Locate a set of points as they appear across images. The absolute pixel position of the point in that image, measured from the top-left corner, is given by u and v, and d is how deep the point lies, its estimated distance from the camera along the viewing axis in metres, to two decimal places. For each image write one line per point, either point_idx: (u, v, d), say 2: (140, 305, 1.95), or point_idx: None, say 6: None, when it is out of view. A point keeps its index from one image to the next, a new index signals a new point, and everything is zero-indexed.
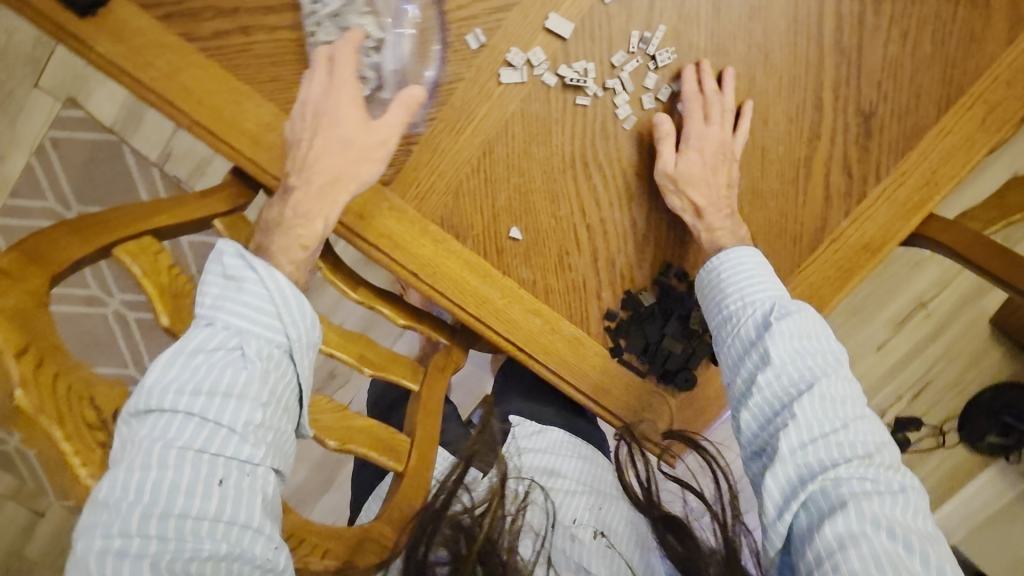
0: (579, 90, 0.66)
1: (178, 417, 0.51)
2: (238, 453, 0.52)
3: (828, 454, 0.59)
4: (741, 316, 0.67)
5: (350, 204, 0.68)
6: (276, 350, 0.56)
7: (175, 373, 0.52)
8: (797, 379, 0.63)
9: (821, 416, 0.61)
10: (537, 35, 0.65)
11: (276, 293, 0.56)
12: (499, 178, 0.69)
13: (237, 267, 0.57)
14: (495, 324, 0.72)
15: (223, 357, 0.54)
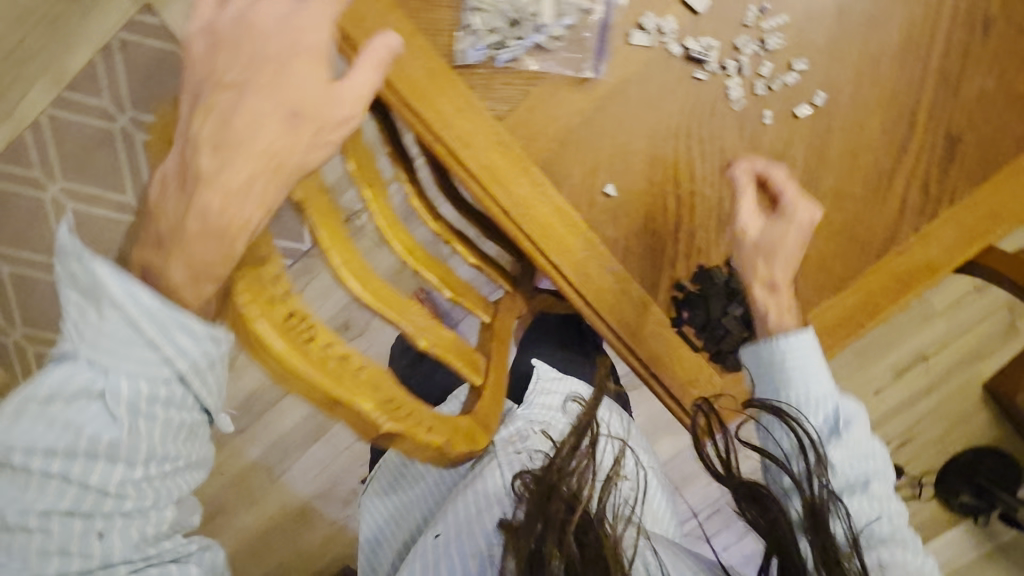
0: (699, 63, 0.69)
1: (37, 478, 0.48)
2: (119, 506, 0.50)
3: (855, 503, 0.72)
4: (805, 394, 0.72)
5: (460, 130, 0.71)
6: (158, 387, 0.50)
7: (31, 428, 0.48)
8: (846, 464, 0.72)
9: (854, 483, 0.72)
10: (672, 6, 0.68)
11: (142, 320, 0.47)
12: (606, 134, 0.72)
13: (119, 291, 0.46)
14: (570, 273, 0.76)
15: (83, 407, 0.49)
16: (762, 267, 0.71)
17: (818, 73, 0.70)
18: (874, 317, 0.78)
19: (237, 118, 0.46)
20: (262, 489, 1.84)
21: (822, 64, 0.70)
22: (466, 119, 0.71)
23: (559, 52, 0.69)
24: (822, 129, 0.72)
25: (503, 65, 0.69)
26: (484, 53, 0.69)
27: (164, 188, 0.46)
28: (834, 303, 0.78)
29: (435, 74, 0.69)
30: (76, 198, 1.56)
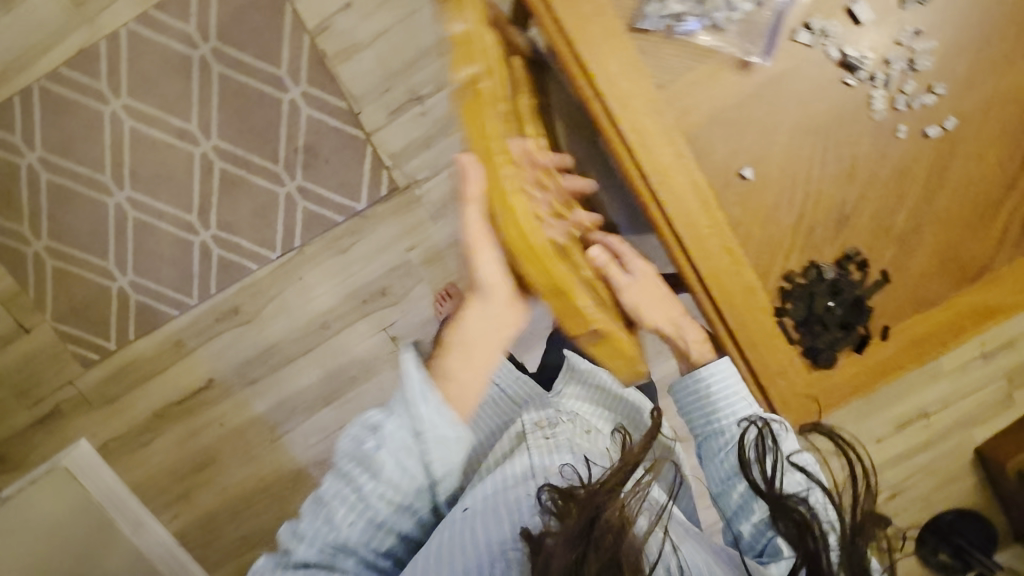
0: (852, 70, 0.74)
1: (340, 480, 0.65)
2: (374, 521, 0.65)
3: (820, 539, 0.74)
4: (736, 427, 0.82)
5: (621, 91, 0.74)
6: (411, 440, 0.65)
7: (350, 439, 0.66)
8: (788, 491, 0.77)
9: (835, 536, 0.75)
10: (838, 12, 0.74)
11: (422, 391, 0.64)
12: (753, 121, 0.76)
13: (418, 377, 0.64)
14: (691, 246, 0.80)
15: (372, 438, 0.65)
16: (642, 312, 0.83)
17: (953, 101, 0.76)
18: (957, 337, 0.84)
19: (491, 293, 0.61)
20: (261, 445, 1.82)
21: (958, 93, 0.76)
22: (630, 81, 0.74)
23: (731, 32, 0.73)
24: (945, 153, 0.78)
25: (678, 35, 0.73)
26: (660, 23, 0.73)
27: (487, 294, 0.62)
28: (925, 318, 0.84)
29: (611, 33, 0.73)
30: (137, 116, 1.54)
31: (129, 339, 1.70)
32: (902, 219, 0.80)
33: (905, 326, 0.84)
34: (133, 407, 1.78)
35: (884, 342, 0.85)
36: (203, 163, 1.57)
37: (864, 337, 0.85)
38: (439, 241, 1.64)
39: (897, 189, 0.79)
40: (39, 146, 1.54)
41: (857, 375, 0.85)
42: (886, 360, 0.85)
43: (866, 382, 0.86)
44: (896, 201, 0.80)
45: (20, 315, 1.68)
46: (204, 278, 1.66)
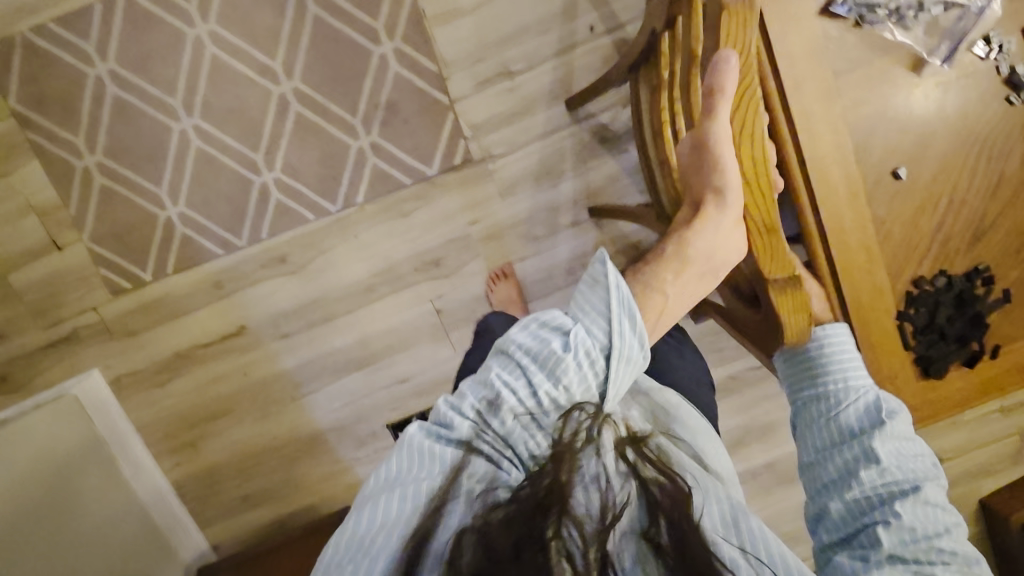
0: (1017, 89, 0.78)
1: (505, 369, 0.64)
2: (535, 417, 0.64)
3: (926, 545, 0.62)
4: (846, 396, 0.74)
5: (799, 71, 0.75)
6: (596, 348, 0.63)
7: (526, 331, 0.65)
8: (895, 479, 0.66)
9: (949, 547, 0.63)
10: (1014, 32, 0.77)
11: (619, 299, 0.63)
12: (915, 121, 0.78)
13: (617, 282, 0.64)
14: (830, 239, 0.81)
15: (551, 334, 0.64)
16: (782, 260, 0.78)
17: None
18: None
19: (717, 252, 0.67)
20: (281, 403, 1.72)
21: None
22: (808, 62, 0.75)
23: (913, 34, 0.76)
24: None
25: (864, 26, 0.75)
26: (851, 13, 0.74)
27: (715, 233, 0.67)
28: None
29: (802, 13, 0.74)
30: (223, 45, 1.50)
31: (165, 272, 1.62)
32: None
33: (1013, 347, 0.87)
34: (153, 344, 1.67)
35: (992, 361, 0.87)
36: (280, 103, 1.53)
37: (975, 354, 0.86)
38: (501, 219, 1.63)
39: None
40: (113, 59, 1.49)
41: (962, 389, 0.87)
42: (992, 378, 0.87)
43: (968, 397, 0.87)
44: None
45: (55, 231, 1.59)
46: (257, 221, 1.60)
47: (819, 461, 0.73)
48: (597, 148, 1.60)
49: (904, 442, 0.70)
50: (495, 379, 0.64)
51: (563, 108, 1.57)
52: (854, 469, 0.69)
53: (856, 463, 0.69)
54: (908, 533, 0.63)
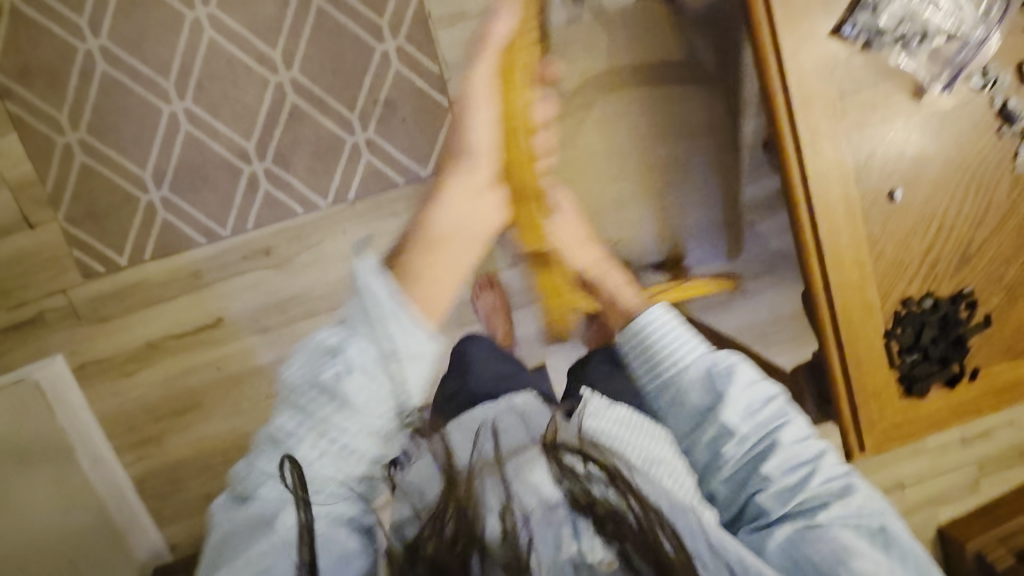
0: (1009, 122, 0.81)
1: (289, 405, 0.64)
2: (331, 434, 0.63)
3: (805, 497, 0.63)
4: (687, 369, 0.72)
5: (806, 90, 0.77)
6: (371, 353, 0.65)
7: (301, 364, 0.66)
8: (756, 443, 0.66)
9: (823, 486, 0.63)
10: (1011, 66, 0.80)
11: (378, 306, 0.65)
12: (913, 146, 0.81)
13: (377, 294, 0.65)
14: (826, 256, 0.83)
15: (322, 359, 0.65)
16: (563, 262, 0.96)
17: None
18: None
19: (473, 218, 0.88)
20: (253, 400, 1.67)
21: None
22: (816, 82, 0.77)
23: (915, 63, 0.79)
24: None
25: (871, 50, 0.77)
26: (859, 36, 0.76)
27: (458, 214, 0.86)
28: (1010, 367, 0.91)
29: (814, 33, 0.76)
30: (221, 30, 1.48)
31: (142, 258, 1.57)
32: (1012, 270, 0.87)
33: (992, 371, 0.90)
34: (124, 332, 1.60)
35: (970, 383, 0.90)
36: (277, 93, 1.51)
37: (955, 375, 0.90)
38: None
39: (1015, 242, 0.86)
40: (105, 35, 1.45)
41: (942, 409, 0.90)
42: (970, 399, 0.90)
43: (945, 417, 0.90)
44: (1013, 251, 0.86)
45: (28, 209, 1.52)
46: (243, 211, 1.56)
47: (686, 447, 0.71)
48: None
49: (750, 396, 0.69)
50: (282, 429, 0.64)
51: None
52: (718, 448, 0.67)
53: (718, 440, 0.68)
54: (786, 490, 0.64)
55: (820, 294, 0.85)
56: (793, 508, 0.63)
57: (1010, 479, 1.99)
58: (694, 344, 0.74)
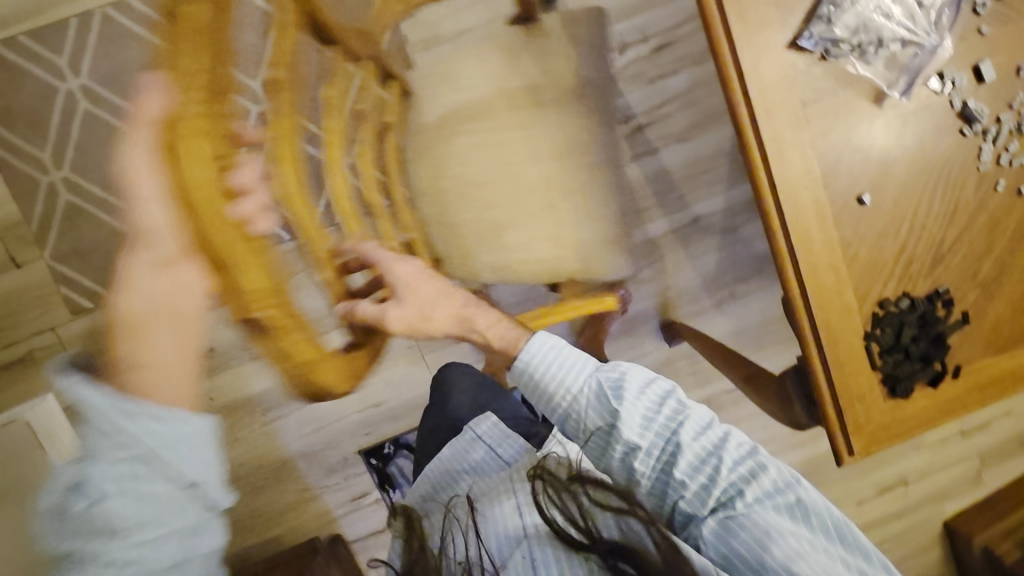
0: (970, 122, 0.83)
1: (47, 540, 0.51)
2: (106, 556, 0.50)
3: (724, 490, 0.69)
4: (582, 395, 0.78)
5: (769, 101, 0.79)
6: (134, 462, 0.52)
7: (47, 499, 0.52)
8: (660, 449, 0.73)
9: (730, 472, 0.70)
10: (967, 67, 0.81)
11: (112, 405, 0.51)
12: (878, 152, 0.83)
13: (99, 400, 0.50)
14: (801, 263, 0.84)
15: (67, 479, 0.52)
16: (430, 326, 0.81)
17: None
18: (1020, 384, 0.91)
19: (166, 302, 0.49)
20: (247, 429, 1.65)
21: None
22: (778, 93, 0.79)
23: (875, 69, 0.80)
24: None
25: (831, 58, 0.79)
26: (817, 46, 0.78)
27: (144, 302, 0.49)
28: (993, 362, 0.90)
29: (773, 46, 0.78)
30: None
31: None
32: (988, 266, 0.87)
33: (975, 368, 0.90)
34: None
35: (953, 380, 0.90)
36: None
37: (939, 372, 0.89)
38: None
39: (988, 239, 0.87)
40: (86, 75, 1.47)
41: (927, 408, 0.90)
42: (955, 396, 0.90)
43: (932, 416, 0.90)
44: (986, 248, 0.87)
45: (15, 249, 1.53)
46: None
47: (606, 469, 0.77)
48: None
49: (644, 407, 0.76)
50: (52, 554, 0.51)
51: None
52: (630, 465, 0.74)
53: (629, 457, 0.74)
54: (702, 487, 0.70)
55: (796, 297, 0.85)
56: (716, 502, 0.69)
57: (1011, 470, 2.00)
58: (578, 368, 0.80)
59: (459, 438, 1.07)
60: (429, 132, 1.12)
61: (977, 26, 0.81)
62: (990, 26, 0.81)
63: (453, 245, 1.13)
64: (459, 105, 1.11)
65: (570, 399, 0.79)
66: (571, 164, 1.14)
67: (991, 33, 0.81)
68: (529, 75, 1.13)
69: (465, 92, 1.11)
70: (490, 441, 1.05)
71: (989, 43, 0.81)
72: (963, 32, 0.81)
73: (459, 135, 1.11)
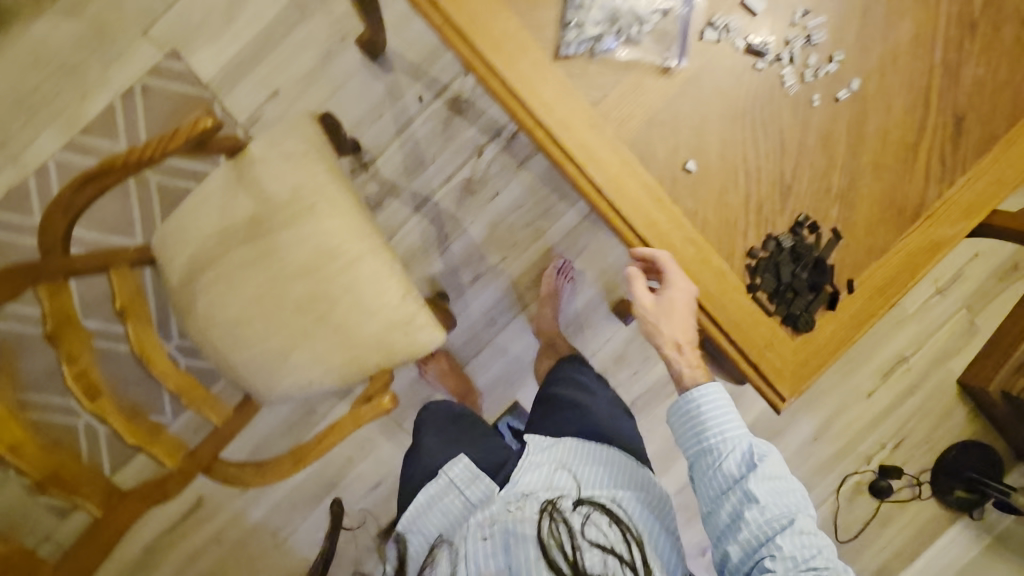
0: (760, 55, 0.81)
1: None
2: None
3: (802, 560, 0.82)
4: (730, 445, 0.88)
5: (559, 115, 0.78)
6: None
7: None
8: (775, 514, 0.84)
9: (820, 557, 0.82)
10: (735, 7, 0.80)
11: None
12: (684, 118, 0.82)
13: None
14: (657, 248, 0.83)
15: None
16: (656, 331, 0.85)
17: (848, 88, 0.84)
18: (914, 275, 0.90)
19: None
20: (265, 554, 1.67)
21: (850, 79, 0.84)
22: (564, 104, 0.79)
23: (648, 45, 0.79)
24: (859, 112, 0.85)
25: (600, 55, 0.78)
26: (582, 48, 0.77)
27: None
28: (881, 264, 0.90)
29: (539, 65, 0.77)
30: (81, 244, 1.49)
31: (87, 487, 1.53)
32: (838, 178, 0.87)
33: (866, 275, 0.90)
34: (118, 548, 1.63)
35: (850, 296, 0.89)
36: None
37: (833, 294, 0.89)
38: None
39: (827, 153, 0.86)
40: None
41: (836, 331, 0.90)
42: (859, 310, 0.90)
43: (845, 335, 0.90)
44: (829, 162, 0.86)
45: None
46: None
47: (713, 511, 0.89)
48: (468, 201, 1.60)
49: (774, 478, 0.86)
50: None
51: (422, 178, 1.57)
52: (740, 514, 0.86)
53: (743, 507, 0.86)
54: (789, 558, 0.82)
55: (652, 262, 0.84)
56: (794, 569, 0.81)
57: (1004, 305, 1.92)
58: (737, 421, 0.89)
59: (435, 483, 1.12)
60: (178, 290, 1.05)
61: None
62: None
63: (256, 381, 1.07)
64: (194, 253, 1.03)
65: (722, 434, 0.88)
66: (332, 273, 1.05)
67: None
68: (255, 195, 1.02)
69: (185, 238, 1.03)
70: (460, 484, 1.11)
71: None
72: None
73: (207, 279, 1.03)
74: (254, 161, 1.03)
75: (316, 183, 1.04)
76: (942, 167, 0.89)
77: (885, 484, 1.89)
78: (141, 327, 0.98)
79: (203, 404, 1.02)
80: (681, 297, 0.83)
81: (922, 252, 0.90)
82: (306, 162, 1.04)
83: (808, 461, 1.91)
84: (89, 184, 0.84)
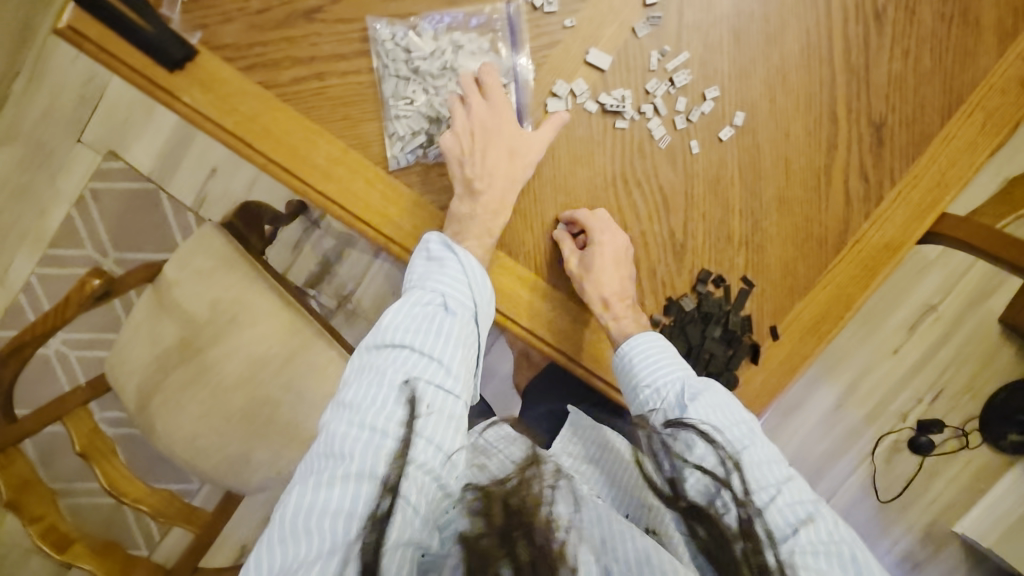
0: (618, 114, 0.72)
1: None
2: None
3: (783, 528, 0.58)
4: (659, 399, 0.70)
5: (409, 227, 0.72)
6: None
7: None
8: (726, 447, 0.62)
9: (794, 512, 0.59)
10: (579, 67, 0.71)
11: None
12: (547, 198, 0.74)
13: None
14: (547, 338, 0.76)
15: None
16: (583, 290, 0.73)
17: (731, 124, 0.74)
18: (850, 307, 0.79)
19: None
20: None
21: (731, 115, 0.73)
22: (412, 216, 0.72)
23: None
24: (749, 145, 0.75)
25: (434, 160, 0.72)
26: (413, 156, 0.71)
27: None
28: (808, 303, 0.79)
29: (375, 183, 0.71)
30: (79, 346, 1.47)
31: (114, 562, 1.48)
32: (738, 223, 0.77)
33: (791, 318, 0.79)
34: None
35: (777, 343, 0.79)
36: None
37: (755, 344, 0.79)
38: None
39: (720, 200, 0.76)
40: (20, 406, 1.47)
41: (763, 382, 0.79)
42: (787, 358, 0.79)
43: (779, 384, 0.79)
44: (726, 205, 0.76)
45: None
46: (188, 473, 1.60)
47: None
48: None
49: (721, 413, 0.66)
50: None
51: None
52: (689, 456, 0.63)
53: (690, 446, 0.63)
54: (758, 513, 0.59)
55: (545, 347, 0.76)
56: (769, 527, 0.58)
57: None
58: (674, 363, 0.71)
59: None
60: (136, 416, 1.08)
61: (561, 23, 0.71)
62: (574, 13, 0.71)
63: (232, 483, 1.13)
64: (139, 382, 1.07)
65: (647, 368, 0.71)
66: (269, 377, 1.09)
67: (579, 20, 0.71)
68: (180, 321, 1.07)
69: (130, 367, 1.07)
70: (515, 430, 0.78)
71: (585, 27, 0.71)
72: (546, 40, 0.71)
73: (159, 400, 1.07)
74: (170, 286, 1.07)
75: (233, 294, 1.09)
76: (865, 182, 0.77)
77: (924, 438, 1.52)
78: (105, 462, 1.05)
79: (175, 519, 1.08)
80: (607, 251, 0.72)
81: (857, 280, 0.79)
82: (218, 276, 1.08)
83: (832, 432, 1.56)
84: (8, 360, 0.90)
